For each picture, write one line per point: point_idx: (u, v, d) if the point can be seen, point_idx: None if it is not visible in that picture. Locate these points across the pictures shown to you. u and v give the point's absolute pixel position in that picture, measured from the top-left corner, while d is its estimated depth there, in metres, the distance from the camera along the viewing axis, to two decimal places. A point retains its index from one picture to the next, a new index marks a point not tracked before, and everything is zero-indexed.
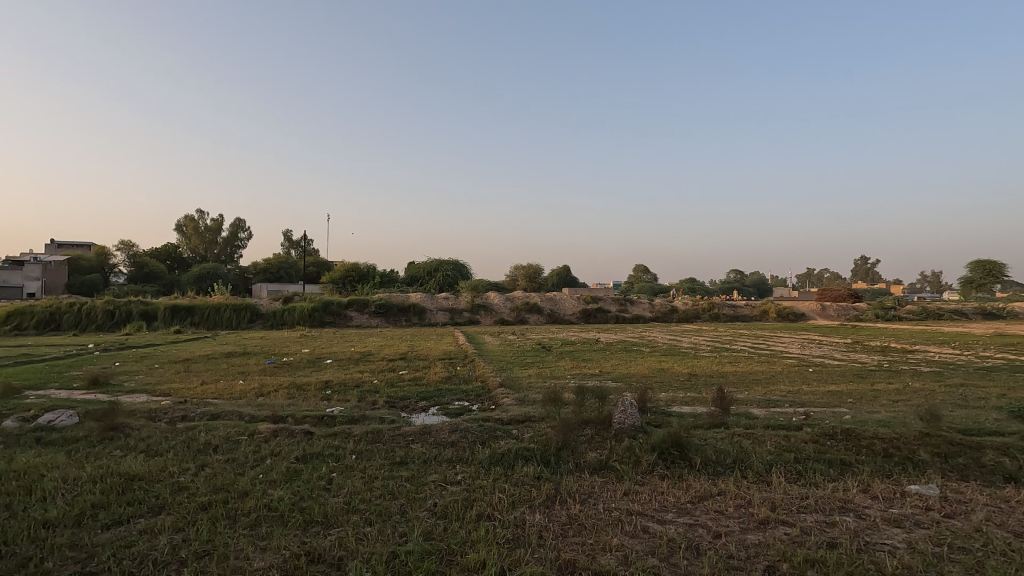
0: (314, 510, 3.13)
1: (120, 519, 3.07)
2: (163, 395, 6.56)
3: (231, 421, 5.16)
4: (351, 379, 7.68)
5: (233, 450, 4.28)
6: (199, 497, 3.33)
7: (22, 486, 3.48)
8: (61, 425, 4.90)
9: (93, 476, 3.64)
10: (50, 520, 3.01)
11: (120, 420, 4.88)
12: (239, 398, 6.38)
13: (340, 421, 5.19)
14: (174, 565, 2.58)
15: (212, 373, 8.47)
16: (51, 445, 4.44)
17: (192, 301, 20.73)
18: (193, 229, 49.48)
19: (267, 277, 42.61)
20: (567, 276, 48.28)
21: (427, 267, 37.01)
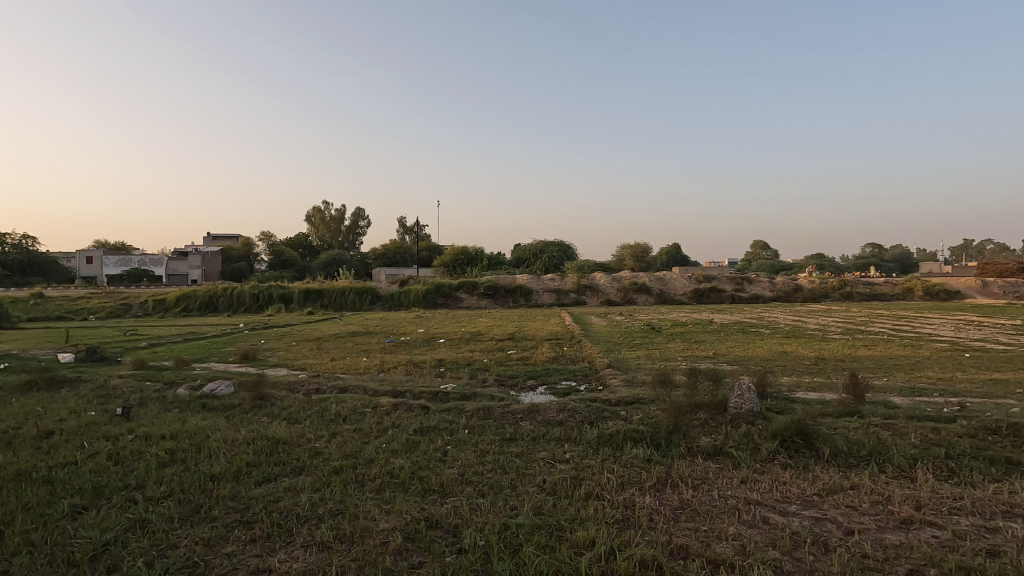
0: (431, 479, 3.33)
1: (269, 477, 3.48)
2: (300, 370, 7.34)
3: (357, 394, 5.64)
4: (462, 358, 8.01)
5: (359, 420, 4.67)
6: (331, 461, 3.68)
7: (193, 445, 4.07)
8: (220, 393, 5.64)
9: (246, 439, 4.16)
10: (215, 475, 3.49)
11: (266, 391, 5.53)
12: (363, 374, 6.96)
13: (453, 397, 5.43)
14: (314, 520, 2.89)
15: (341, 350, 9.28)
16: (214, 410, 5.14)
17: (322, 285, 22.76)
18: (321, 219, 54.07)
19: (386, 262, 45.63)
20: (678, 256, 46.42)
21: (534, 248, 37.43)
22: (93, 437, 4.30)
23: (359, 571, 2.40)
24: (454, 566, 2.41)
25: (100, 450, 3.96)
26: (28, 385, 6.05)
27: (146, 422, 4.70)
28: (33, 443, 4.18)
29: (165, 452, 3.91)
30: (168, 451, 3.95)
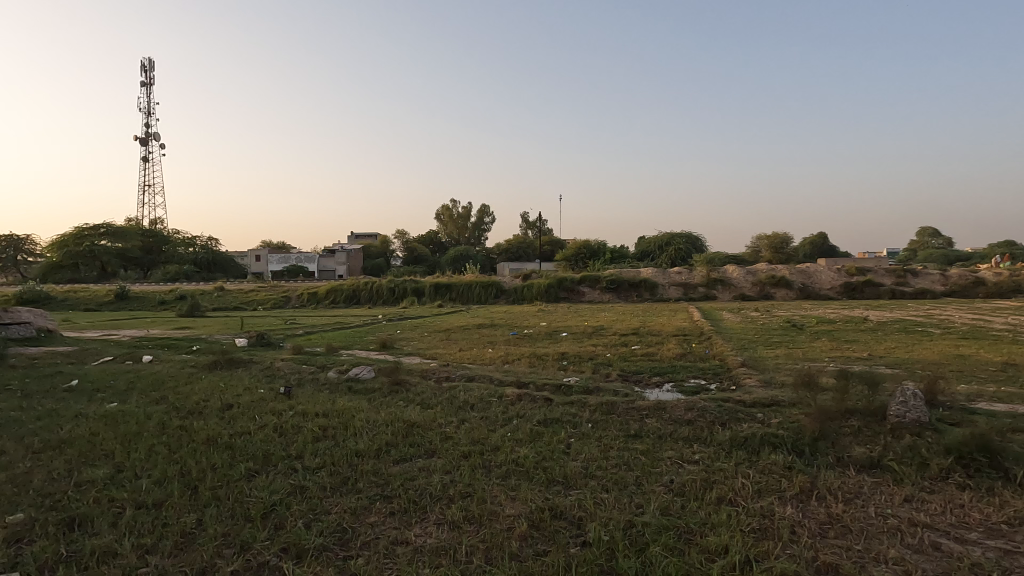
0: (555, 470, 3.36)
1: (406, 457, 3.75)
2: (432, 358, 7.81)
3: (483, 383, 5.87)
4: (585, 352, 7.98)
5: (486, 409, 4.85)
6: (460, 446, 3.87)
7: (341, 423, 4.51)
8: (363, 377, 6.18)
9: (386, 420, 4.52)
10: (360, 451, 3.84)
11: (402, 377, 5.97)
12: (489, 364, 7.23)
13: (576, 391, 5.43)
14: (446, 500, 3.06)
15: (468, 342, 9.72)
16: (358, 392, 5.65)
17: (450, 280, 23.97)
18: (450, 217, 56.94)
19: (510, 257, 46.85)
20: (824, 246, 42.02)
21: (659, 241, 36.14)
22: (263, 411, 4.96)
23: (488, 552, 2.50)
24: (578, 558, 2.42)
25: (268, 423, 4.54)
26: (214, 364, 7.12)
27: (303, 400, 5.30)
28: (218, 413, 4.91)
29: (319, 428, 4.39)
30: (321, 427, 4.42)
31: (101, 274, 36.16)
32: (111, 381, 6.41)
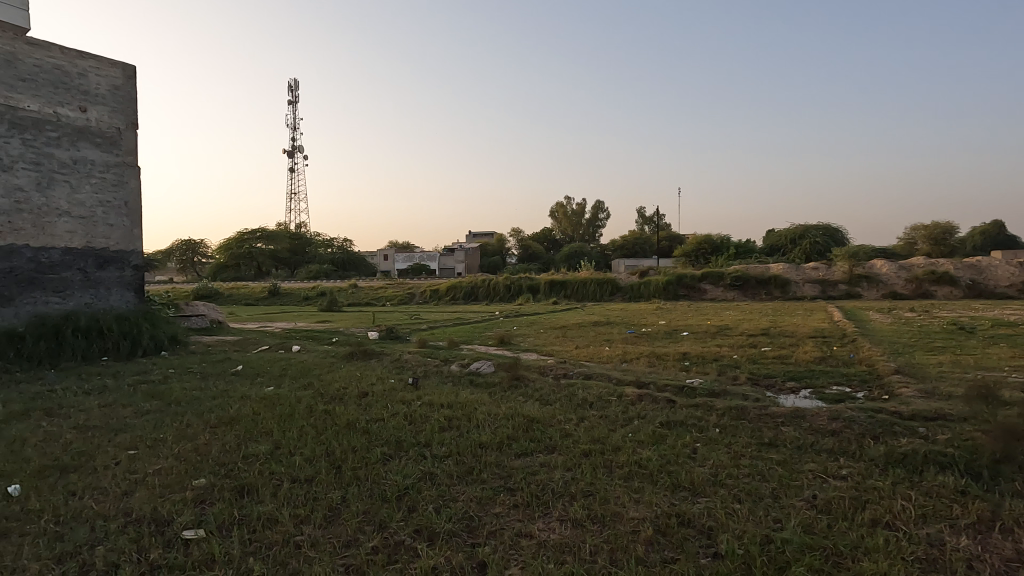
0: (680, 475, 3.22)
1: (526, 451, 3.82)
2: (548, 355, 7.88)
3: (601, 382, 5.81)
4: (709, 353, 7.58)
5: (605, 407, 4.79)
6: (581, 444, 3.85)
7: (465, 415, 4.69)
8: (483, 372, 6.42)
9: (506, 414, 4.64)
10: (482, 443, 3.97)
11: (521, 373, 6.09)
12: (607, 362, 7.14)
13: (701, 394, 5.17)
14: (567, 497, 3.06)
15: (584, 339, 9.67)
16: (479, 385, 5.86)
17: (565, 277, 24.02)
18: (564, 214, 57.08)
19: (625, 254, 45.87)
20: (1000, 236, 36.03)
21: (791, 235, 33.30)
22: (394, 400, 5.32)
23: (612, 554, 2.47)
24: (709, 569, 2.30)
25: (399, 411, 4.87)
26: (351, 355, 7.78)
27: (429, 391, 5.61)
28: (356, 400, 5.35)
29: (445, 418, 4.60)
30: (446, 418, 4.63)
31: (257, 273, 41.11)
32: (268, 368, 7.26)
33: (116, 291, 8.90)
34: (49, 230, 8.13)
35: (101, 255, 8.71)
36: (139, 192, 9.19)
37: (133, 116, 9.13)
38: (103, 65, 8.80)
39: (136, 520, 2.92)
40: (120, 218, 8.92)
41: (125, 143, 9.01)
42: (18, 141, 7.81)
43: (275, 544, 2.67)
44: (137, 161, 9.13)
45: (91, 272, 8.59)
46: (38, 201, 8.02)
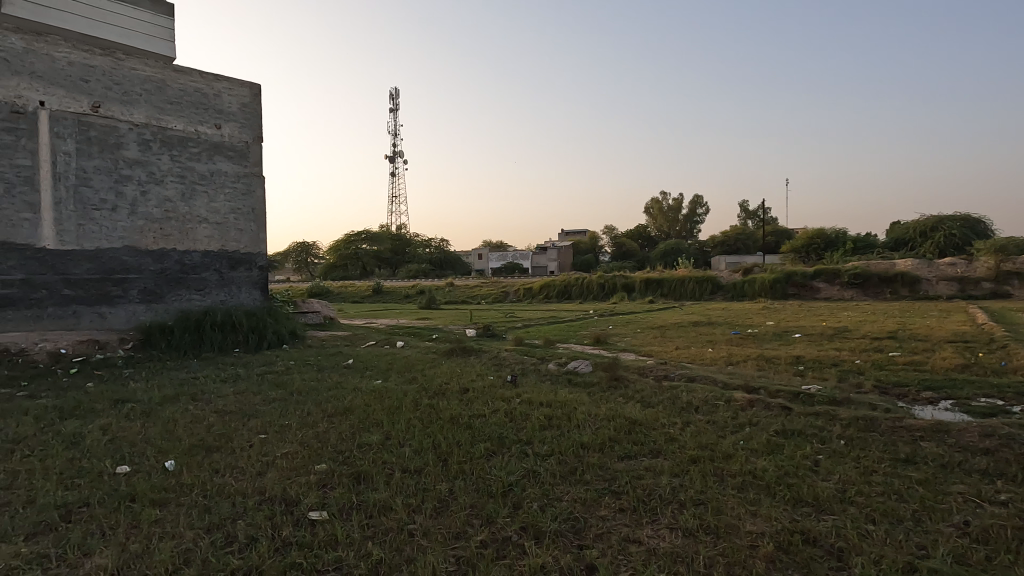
0: (802, 489, 2.99)
1: (630, 454, 3.73)
2: (647, 355, 7.66)
3: (706, 385, 5.55)
4: (827, 357, 6.99)
5: (712, 412, 4.57)
6: (687, 450, 3.70)
7: (565, 414, 4.67)
8: (582, 371, 6.38)
9: (607, 415, 4.56)
10: (584, 443, 3.93)
11: (620, 374, 5.98)
12: (711, 365, 6.80)
13: (820, 401, 4.77)
14: (676, 505, 2.95)
15: (685, 339, 9.31)
16: (578, 384, 5.82)
17: (661, 275, 23.26)
18: (659, 211, 55.40)
19: (726, 250, 43.60)
20: None
21: (920, 227, 29.95)
22: (494, 396, 5.42)
23: (729, 568, 2.34)
24: None
25: (500, 408, 4.95)
26: (451, 351, 8.04)
27: (528, 389, 5.65)
28: (458, 396, 5.52)
29: (545, 417, 4.61)
30: (546, 416, 4.64)
31: (362, 272, 43.80)
32: (376, 362, 7.70)
33: (245, 290, 9.86)
34: (192, 235, 9.16)
35: (233, 257, 9.68)
36: (264, 199, 10.10)
37: (259, 131, 10.05)
38: (234, 85, 9.77)
39: (269, 499, 3.20)
40: (248, 223, 9.86)
41: (253, 155, 9.94)
42: (167, 157, 8.88)
43: (390, 531, 2.81)
44: (262, 171, 10.04)
45: (225, 272, 9.58)
46: (183, 210, 9.06)
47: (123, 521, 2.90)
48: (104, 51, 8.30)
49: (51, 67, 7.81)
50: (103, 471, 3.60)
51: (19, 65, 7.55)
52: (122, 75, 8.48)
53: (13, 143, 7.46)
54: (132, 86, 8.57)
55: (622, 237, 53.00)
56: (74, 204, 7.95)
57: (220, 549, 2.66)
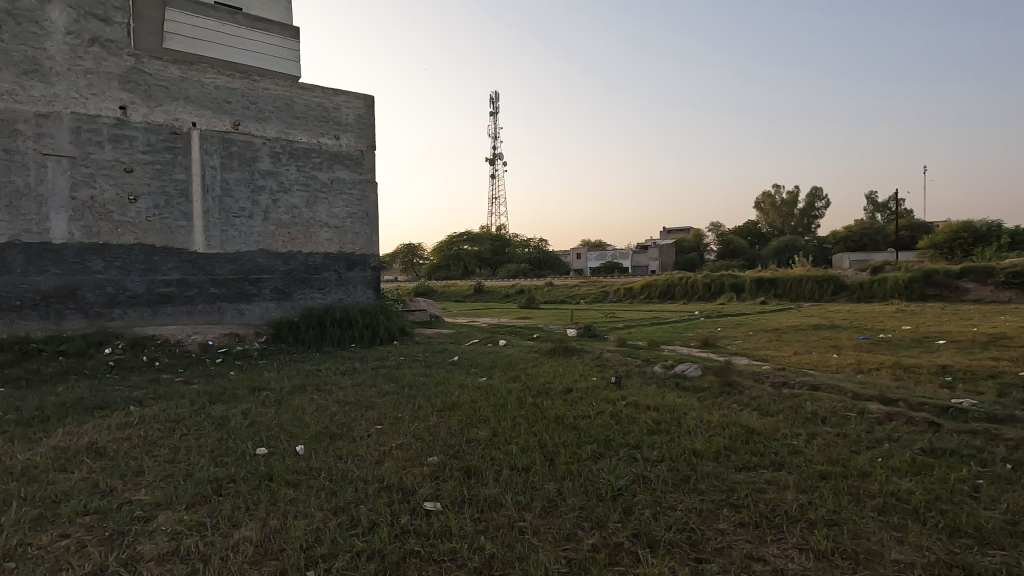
0: (959, 517, 2.63)
1: (749, 466, 3.49)
2: (762, 360, 7.16)
3: (833, 394, 5.07)
4: (982, 367, 6.10)
5: (842, 425, 4.16)
6: (815, 465, 3.40)
7: (674, 419, 4.47)
8: (690, 375, 6.10)
9: (721, 423, 4.31)
10: (697, 450, 3.74)
11: (733, 379, 5.64)
12: (837, 372, 6.21)
13: (975, 418, 4.18)
14: (805, 524, 2.72)
15: (805, 344, 8.58)
16: (686, 389, 5.57)
17: (774, 274, 21.72)
18: (771, 205, 51.92)
19: (850, 246, 39.76)
20: None
21: None
22: (598, 398, 5.33)
23: None
24: None
25: (605, 410, 4.86)
26: (553, 351, 8.04)
27: (633, 392, 5.50)
28: (561, 395, 5.50)
29: (653, 421, 4.45)
30: (655, 421, 4.47)
31: (464, 272, 45.27)
32: (480, 359, 7.89)
33: (360, 289, 10.55)
34: (314, 239, 9.96)
35: (349, 259, 10.40)
36: (377, 204, 10.74)
37: (372, 139, 10.70)
38: (351, 98, 10.48)
39: (387, 487, 3.38)
40: (363, 227, 10.54)
41: (366, 163, 10.61)
42: (294, 168, 9.72)
43: (502, 526, 2.86)
44: (374, 178, 10.68)
45: (342, 273, 10.31)
46: (307, 215, 9.87)
47: (264, 498, 3.20)
48: (243, 75, 9.26)
49: (201, 92, 8.83)
50: (246, 451, 4.01)
51: (177, 92, 8.62)
52: (257, 95, 9.40)
53: (172, 160, 8.53)
54: (265, 104, 9.48)
55: (729, 234, 50.18)
56: (219, 213, 8.94)
57: (346, 530, 2.85)
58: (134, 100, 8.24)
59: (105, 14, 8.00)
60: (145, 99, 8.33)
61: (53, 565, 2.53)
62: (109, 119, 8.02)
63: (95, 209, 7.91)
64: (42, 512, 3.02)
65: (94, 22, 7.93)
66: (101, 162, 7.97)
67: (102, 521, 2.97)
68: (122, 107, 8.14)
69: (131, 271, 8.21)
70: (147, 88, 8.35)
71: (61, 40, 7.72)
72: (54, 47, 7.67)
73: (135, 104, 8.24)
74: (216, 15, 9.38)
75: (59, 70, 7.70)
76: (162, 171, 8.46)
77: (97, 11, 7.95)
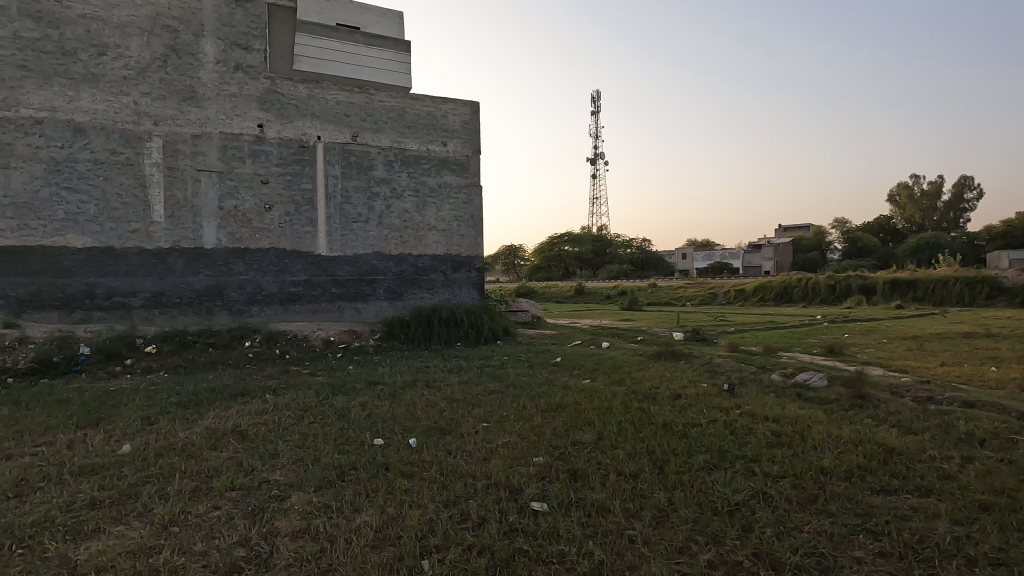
0: None
1: (889, 489, 3.14)
2: (900, 371, 6.41)
3: (993, 414, 4.42)
4: None
5: (1007, 449, 3.61)
6: (973, 494, 2.98)
7: (797, 432, 4.13)
8: (814, 384, 5.61)
9: (853, 439, 3.92)
10: (825, 468, 3.42)
11: (866, 391, 5.11)
12: (997, 388, 5.41)
13: None
14: (962, 562, 2.40)
15: (954, 354, 7.57)
16: (810, 400, 5.13)
17: (913, 276, 19.40)
18: (908, 197, 46.48)
19: (1010, 243, 34.51)
20: None
21: None
22: (710, 405, 5.07)
23: None
24: None
25: (718, 418, 4.60)
26: (659, 355, 7.77)
27: (749, 401, 5.16)
28: (669, 401, 5.29)
29: (772, 433, 4.14)
30: (774, 433, 4.16)
31: (564, 274, 45.25)
32: (582, 361, 7.82)
33: (465, 289, 10.91)
34: (424, 241, 10.44)
35: (455, 260, 10.78)
36: (481, 207, 11.05)
37: (477, 144, 11.01)
38: (458, 106, 10.86)
39: (495, 484, 3.44)
40: (468, 229, 10.89)
41: (472, 167, 10.94)
42: (405, 175, 10.26)
43: (611, 533, 2.80)
44: (479, 182, 10.99)
45: (449, 274, 10.72)
46: (417, 219, 10.37)
47: (382, 486, 3.40)
48: (361, 89, 9.94)
49: (325, 108, 9.60)
50: (364, 441, 4.28)
51: (305, 109, 9.44)
52: (373, 108, 10.04)
53: (300, 171, 9.36)
54: (380, 116, 10.10)
55: (857, 231, 45.60)
56: (340, 219, 9.67)
57: (457, 524, 2.94)
58: (270, 118, 9.15)
59: (247, 43, 8.96)
60: (278, 117, 9.22)
61: (208, 532, 2.86)
62: (249, 136, 8.97)
63: (237, 217, 8.88)
64: (198, 485, 3.43)
65: (238, 51, 8.91)
66: (242, 175, 8.93)
67: (245, 497, 3.31)
68: (260, 125, 9.07)
69: (267, 273, 9.12)
70: (280, 107, 9.23)
71: (212, 69, 8.75)
72: (206, 75, 8.72)
73: (270, 122, 9.15)
74: (338, 36, 10.15)
75: (209, 96, 8.74)
76: (292, 181, 9.30)
77: (240, 41, 8.91)
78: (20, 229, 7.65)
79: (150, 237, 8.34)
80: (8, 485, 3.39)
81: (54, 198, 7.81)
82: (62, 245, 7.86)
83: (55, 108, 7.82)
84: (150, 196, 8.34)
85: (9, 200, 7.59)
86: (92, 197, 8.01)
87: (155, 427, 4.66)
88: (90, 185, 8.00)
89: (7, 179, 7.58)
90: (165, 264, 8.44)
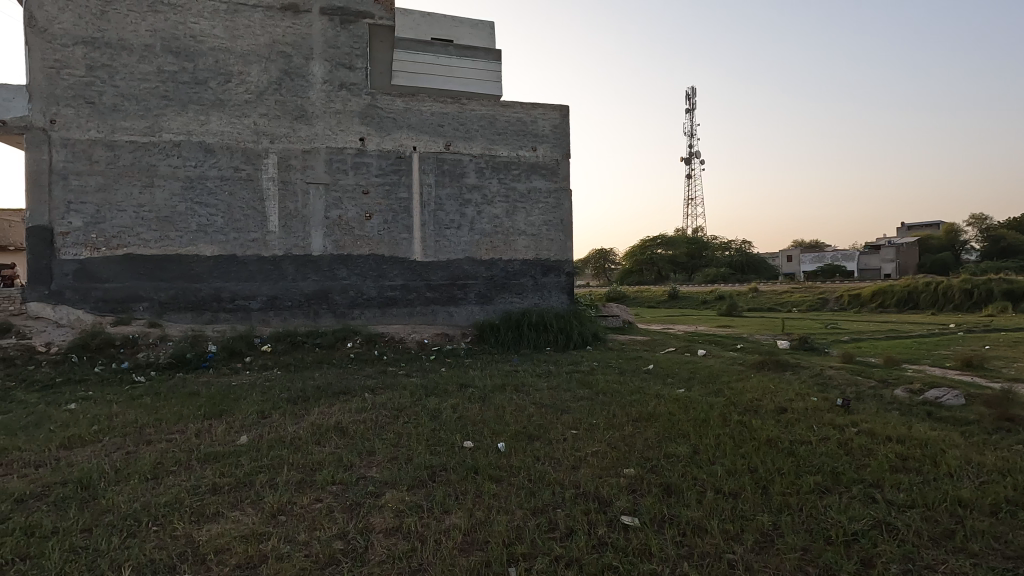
0: None
1: None
2: None
3: None
4: None
5: None
6: None
7: (927, 456, 3.66)
8: (948, 403, 4.97)
9: (998, 468, 3.41)
10: (963, 499, 2.99)
11: (1015, 413, 4.45)
12: None
13: None
14: None
15: None
16: (943, 420, 4.54)
17: None
18: None
19: None
20: None
21: None
22: (821, 422, 4.63)
23: None
24: None
25: (831, 436, 4.20)
26: (762, 365, 7.26)
27: (867, 418, 4.66)
28: (774, 416, 4.91)
29: (897, 456, 3.70)
30: (899, 456, 3.71)
31: (657, 277, 43.95)
32: (677, 369, 7.49)
33: (555, 294, 10.87)
34: (514, 246, 10.54)
35: (545, 265, 10.79)
36: (571, 211, 10.98)
37: (567, 148, 10.95)
38: (548, 110, 10.87)
39: (584, 494, 3.36)
40: (558, 234, 10.84)
41: (562, 171, 10.90)
42: (496, 181, 10.44)
43: (708, 555, 2.63)
44: (569, 185, 10.93)
45: (539, 278, 10.74)
46: (507, 224, 10.50)
47: (471, 489, 3.44)
48: (453, 99, 10.24)
49: (420, 119, 10.00)
50: (454, 443, 4.37)
51: (402, 121, 9.88)
52: (465, 117, 10.32)
53: (397, 181, 9.81)
54: (472, 125, 10.35)
55: (999, 228, 40.10)
56: (433, 226, 10.02)
57: (545, 533, 2.90)
58: (370, 131, 9.69)
59: (350, 62, 9.55)
60: (378, 131, 9.74)
61: (310, 524, 3.03)
62: (352, 150, 9.55)
63: (341, 226, 9.47)
64: (304, 477, 3.66)
65: (342, 70, 9.52)
66: (346, 187, 9.52)
67: (344, 492, 3.48)
68: (361, 138, 9.63)
69: (367, 278, 9.64)
70: (380, 120, 9.74)
71: (320, 88, 9.42)
72: (315, 94, 9.40)
73: (371, 135, 9.68)
74: (432, 50, 10.55)
75: (318, 114, 9.41)
76: (390, 191, 9.77)
77: (345, 60, 9.53)
78: (161, 240, 8.65)
79: (266, 245, 9.11)
80: (147, 467, 3.81)
81: (188, 211, 8.76)
82: (194, 253, 8.79)
83: (190, 131, 8.78)
84: (267, 209, 9.12)
85: (153, 215, 8.61)
86: (219, 210, 8.90)
87: (267, 420, 5.05)
88: (217, 199, 8.88)
89: (152, 196, 8.61)
90: (279, 270, 9.18)
